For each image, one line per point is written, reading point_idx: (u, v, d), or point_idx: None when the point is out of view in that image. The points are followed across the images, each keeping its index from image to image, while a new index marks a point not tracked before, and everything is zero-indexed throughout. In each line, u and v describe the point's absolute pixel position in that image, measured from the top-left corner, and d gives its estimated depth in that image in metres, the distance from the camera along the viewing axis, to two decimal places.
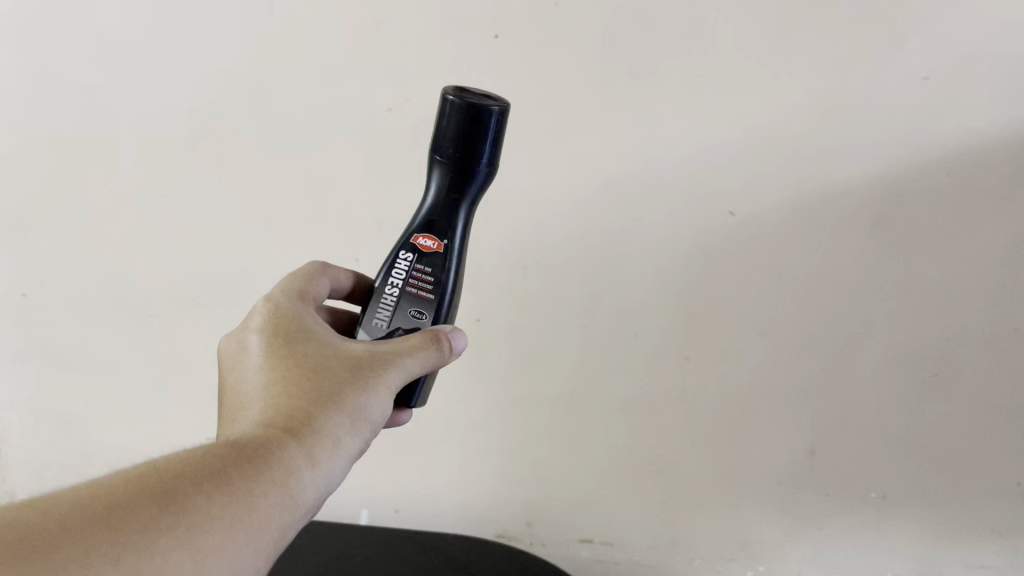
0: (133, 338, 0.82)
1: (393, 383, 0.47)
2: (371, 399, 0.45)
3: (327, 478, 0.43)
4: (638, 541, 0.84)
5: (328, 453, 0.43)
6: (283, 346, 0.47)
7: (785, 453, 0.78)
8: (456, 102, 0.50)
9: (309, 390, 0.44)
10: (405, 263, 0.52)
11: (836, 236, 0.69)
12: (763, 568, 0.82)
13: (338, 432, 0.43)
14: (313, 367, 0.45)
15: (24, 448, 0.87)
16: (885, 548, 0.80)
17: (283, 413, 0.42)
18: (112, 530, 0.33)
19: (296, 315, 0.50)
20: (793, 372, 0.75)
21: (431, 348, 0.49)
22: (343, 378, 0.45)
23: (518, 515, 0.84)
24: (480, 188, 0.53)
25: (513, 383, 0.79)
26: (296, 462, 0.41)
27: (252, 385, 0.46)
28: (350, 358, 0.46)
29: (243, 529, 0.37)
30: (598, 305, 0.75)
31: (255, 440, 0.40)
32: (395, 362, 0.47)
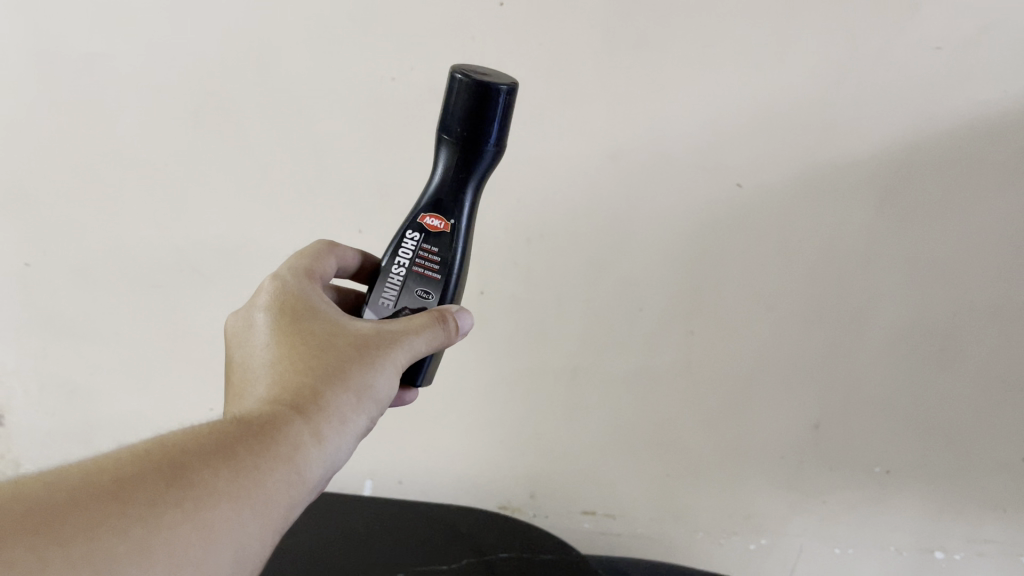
0: (135, 307, 0.82)
1: (398, 361, 0.47)
2: (377, 376, 0.46)
3: (334, 455, 0.43)
4: (642, 514, 0.85)
5: (336, 430, 0.43)
6: (290, 325, 0.47)
7: (789, 428, 0.78)
8: (463, 82, 0.50)
9: (316, 368, 0.44)
10: (411, 243, 0.54)
11: (844, 210, 0.69)
12: (765, 542, 0.83)
13: (345, 408, 0.44)
14: (319, 345, 0.45)
15: (29, 418, 0.88)
16: (887, 521, 0.81)
17: (291, 390, 0.43)
18: (122, 502, 0.32)
19: (302, 295, 0.50)
20: (798, 347, 0.75)
21: (437, 327, 0.50)
22: (350, 357, 0.45)
23: (522, 486, 0.85)
24: (489, 167, 0.53)
25: (517, 356, 0.79)
26: (304, 438, 0.41)
27: (259, 364, 0.46)
28: (356, 337, 0.46)
29: (252, 504, 0.36)
30: (603, 278, 0.74)
31: (263, 417, 0.40)
32: (400, 341, 0.48)
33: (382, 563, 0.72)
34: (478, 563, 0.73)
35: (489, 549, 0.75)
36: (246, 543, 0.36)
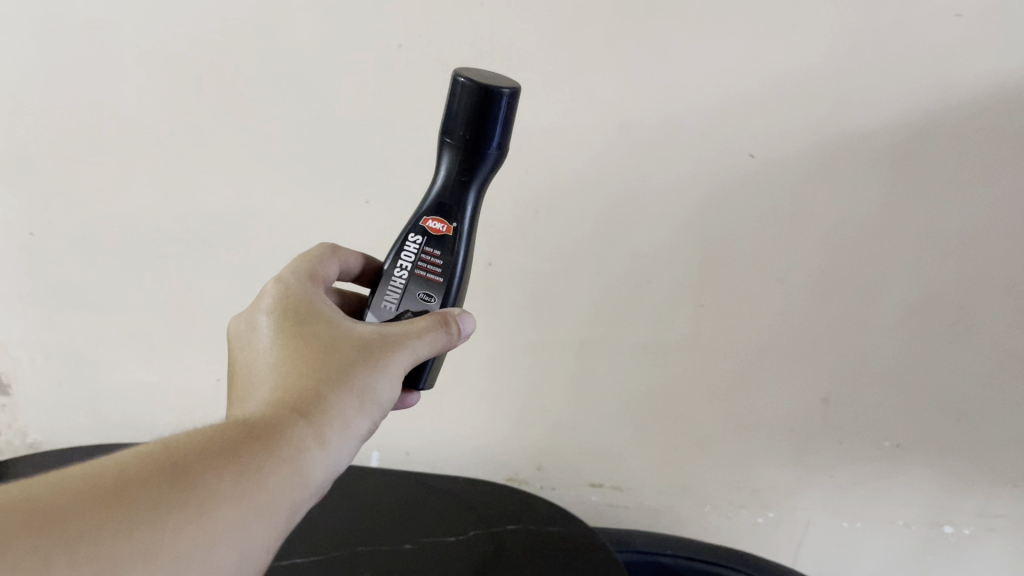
0: (141, 278, 0.81)
1: (401, 364, 0.46)
2: (381, 379, 0.45)
3: (336, 458, 0.42)
4: (649, 487, 0.84)
5: (338, 432, 0.42)
6: (296, 322, 0.46)
7: (799, 401, 0.78)
8: (466, 84, 0.49)
9: (319, 369, 0.43)
10: (414, 246, 0.53)
11: (859, 181, 0.67)
12: (773, 515, 0.83)
13: (348, 411, 0.43)
14: (323, 346, 0.44)
15: (35, 388, 0.88)
16: (896, 496, 0.80)
17: (295, 392, 0.42)
18: (124, 509, 0.32)
19: (306, 293, 0.49)
20: (809, 320, 0.74)
21: (440, 331, 0.49)
22: (355, 358, 0.44)
23: (529, 459, 0.85)
24: (491, 169, 0.53)
25: (524, 328, 0.78)
26: (306, 441, 0.40)
27: (262, 363, 0.45)
28: (361, 338, 0.46)
29: (253, 507, 0.36)
30: (612, 250, 0.73)
31: (266, 420, 0.40)
32: (405, 342, 0.47)
33: (389, 533, 0.71)
34: (486, 535, 0.71)
35: (496, 522, 0.73)
36: (245, 545, 0.36)
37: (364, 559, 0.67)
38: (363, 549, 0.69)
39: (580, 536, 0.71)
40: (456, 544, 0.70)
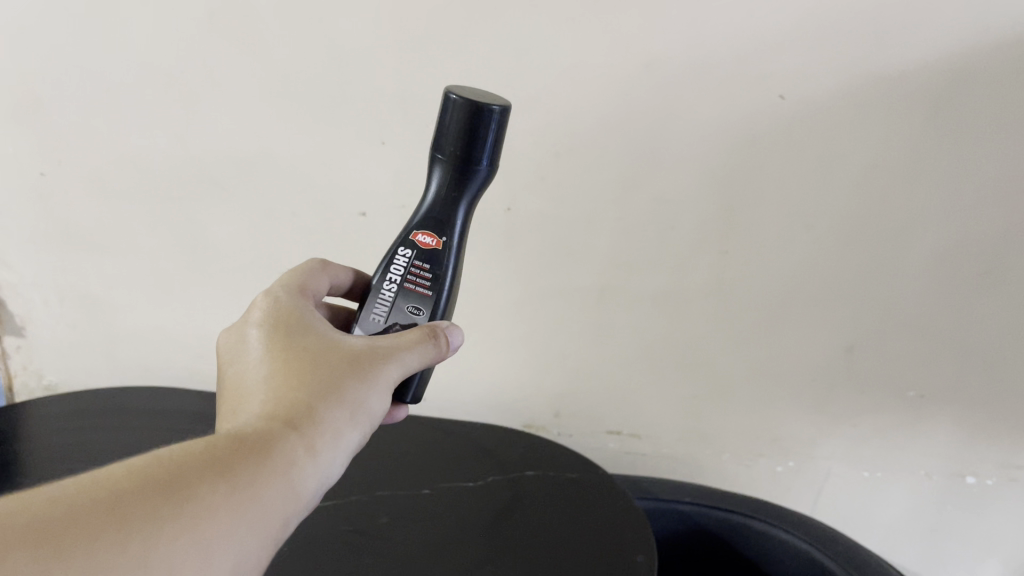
0: (153, 220, 0.80)
1: (390, 377, 0.46)
2: (371, 393, 0.44)
3: (326, 471, 0.41)
4: (668, 433, 0.84)
5: (329, 445, 0.42)
6: (285, 338, 0.46)
7: (821, 350, 0.76)
8: (456, 102, 0.50)
9: (309, 382, 0.43)
10: (403, 259, 0.54)
11: (891, 123, 0.65)
12: (793, 464, 0.82)
13: (338, 424, 0.42)
14: (313, 359, 0.44)
15: (48, 330, 0.87)
16: (919, 447, 0.79)
17: (284, 405, 0.41)
18: (120, 521, 0.31)
19: (297, 310, 0.48)
20: (834, 267, 0.72)
21: (429, 343, 0.49)
22: (345, 370, 0.44)
23: (546, 405, 0.84)
24: (481, 185, 0.54)
25: (542, 274, 0.76)
26: (297, 453, 0.39)
27: (252, 378, 0.44)
28: (350, 352, 0.45)
29: (244, 522, 0.35)
30: (634, 194, 0.71)
31: (257, 432, 0.39)
32: (394, 355, 0.47)
33: (407, 478, 0.71)
34: (504, 481, 0.71)
35: (515, 468, 0.73)
36: (237, 558, 0.35)
37: (382, 503, 0.67)
38: (381, 493, 0.68)
39: (599, 483, 0.71)
40: (474, 490, 0.70)
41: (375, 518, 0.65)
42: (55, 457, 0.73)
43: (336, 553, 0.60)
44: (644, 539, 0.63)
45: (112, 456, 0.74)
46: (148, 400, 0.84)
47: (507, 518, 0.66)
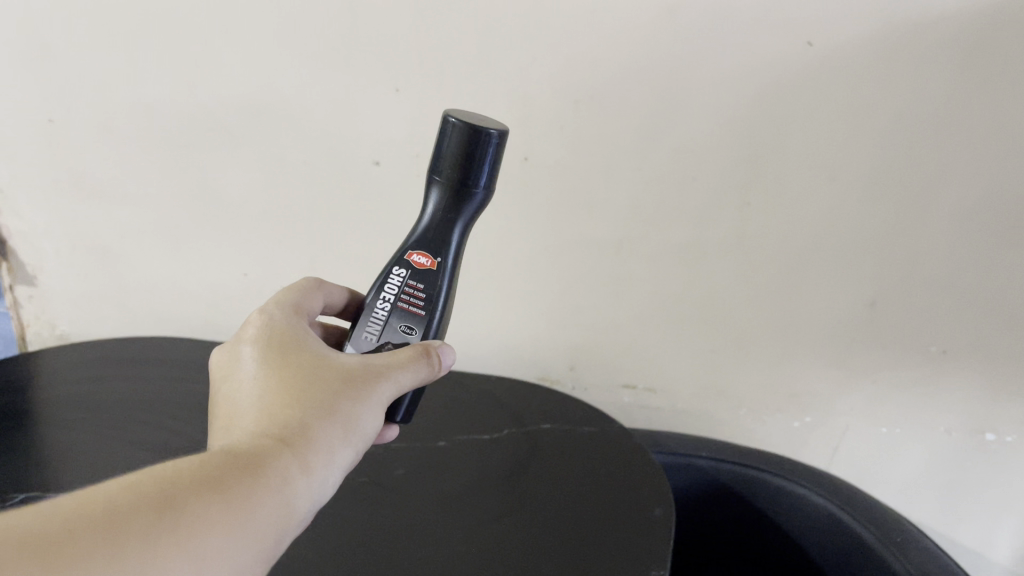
0: (163, 169, 0.78)
1: (384, 395, 0.45)
2: (365, 411, 0.43)
3: (320, 490, 0.40)
4: (685, 387, 0.83)
5: (323, 464, 0.40)
6: (279, 356, 0.44)
7: (843, 305, 0.75)
8: (456, 123, 0.50)
9: (302, 400, 0.41)
10: (397, 279, 0.52)
11: (921, 72, 0.63)
12: (810, 420, 0.81)
13: (332, 442, 0.41)
14: (306, 377, 0.43)
15: (60, 280, 0.86)
16: (939, 403, 0.78)
17: (277, 423, 0.40)
18: (113, 532, 0.30)
19: (290, 328, 0.47)
20: (858, 221, 0.71)
21: (423, 362, 0.48)
22: (339, 388, 0.43)
23: (562, 358, 0.84)
24: (478, 208, 0.53)
25: (559, 226, 0.75)
26: (291, 471, 0.38)
27: (244, 399, 0.43)
28: (344, 369, 0.44)
29: (238, 537, 0.34)
30: (655, 144, 0.70)
31: (249, 450, 0.37)
32: (387, 374, 0.45)
33: (422, 430, 0.70)
34: (520, 435, 0.70)
35: (532, 422, 0.72)
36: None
37: (398, 455, 0.67)
38: (396, 446, 0.68)
39: (616, 437, 0.70)
40: (491, 443, 0.69)
41: (391, 470, 0.65)
42: (69, 408, 0.72)
43: (353, 504, 0.60)
44: (662, 493, 0.62)
45: (127, 407, 0.74)
46: (161, 351, 0.84)
47: (523, 472, 0.65)
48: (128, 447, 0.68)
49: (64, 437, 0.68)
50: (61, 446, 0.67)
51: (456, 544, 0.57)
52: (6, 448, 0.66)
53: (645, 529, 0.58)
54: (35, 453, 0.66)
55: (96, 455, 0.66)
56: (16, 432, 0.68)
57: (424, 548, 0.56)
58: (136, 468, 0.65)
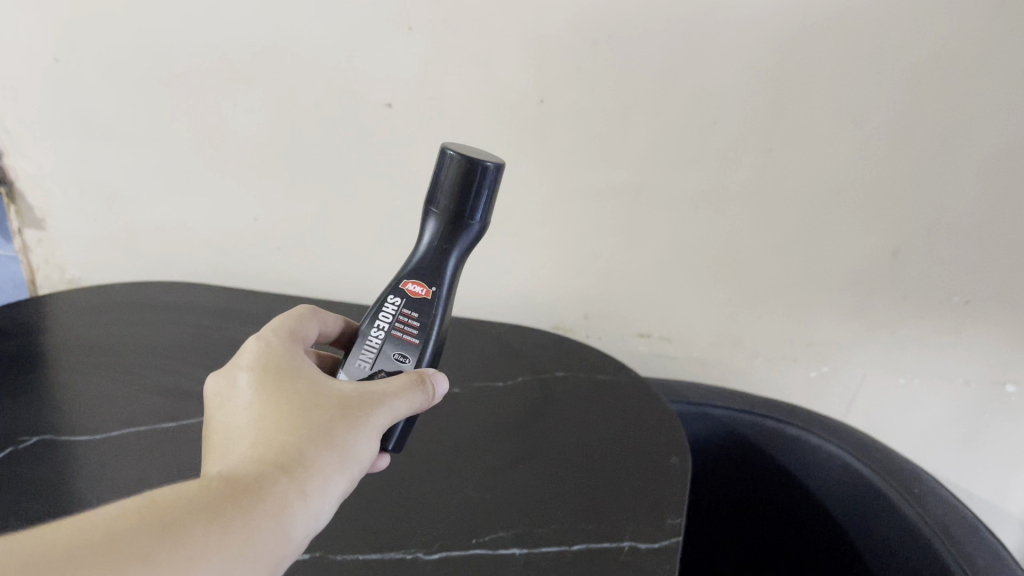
0: (171, 111, 0.77)
1: (381, 424, 0.42)
2: (363, 438, 0.41)
3: (318, 519, 0.37)
4: (700, 336, 0.82)
5: (321, 491, 0.37)
6: (273, 381, 0.42)
7: (865, 255, 0.74)
8: (456, 155, 0.49)
9: (298, 427, 0.39)
10: (392, 306, 0.50)
11: (956, 11, 0.61)
12: (827, 370, 0.81)
13: (330, 469, 0.38)
14: (303, 403, 0.41)
15: (68, 224, 0.85)
16: (959, 354, 0.77)
17: (273, 449, 0.37)
18: (114, 558, 0.27)
19: (285, 354, 0.45)
20: (883, 168, 0.69)
21: (418, 390, 0.46)
22: (337, 416, 0.40)
23: (576, 306, 0.83)
24: (472, 241, 0.52)
25: (576, 171, 0.74)
26: (290, 497, 0.35)
27: (237, 426, 0.40)
28: (341, 397, 0.42)
29: (236, 567, 0.31)
30: (676, 87, 0.68)
31: (244, 475, 0.35)
32: (385, 402, 0.43)
33: None
34: (534, 382, 0.70)
35: (546, 369, 0.72)
36: None
37: None
38: None
39: (631, 385, 0.69)
40: (505, 391, 0.69)
41: None
42: (81, 351, 0.72)
43: None
44: (678, 442, 0.62)
45: (138, 351, 0.73)
46: (172, 296, 0.83)
47: (538, 419, 0.65)
48: (140, 391, 0.67)
49: (76, 380, 0.68)
50: (74, 389, 0.67)
51: (471, 490, 0.57)
52: (18, 390, 0.66)
53: (661, 477, 0.58)
54: (47, 395, 0.66)
55: (108, 399, 0.66)
56: (28, 374, 0.68)
57: (440, 494, 0.56)
58: (149, 412, 0.65)
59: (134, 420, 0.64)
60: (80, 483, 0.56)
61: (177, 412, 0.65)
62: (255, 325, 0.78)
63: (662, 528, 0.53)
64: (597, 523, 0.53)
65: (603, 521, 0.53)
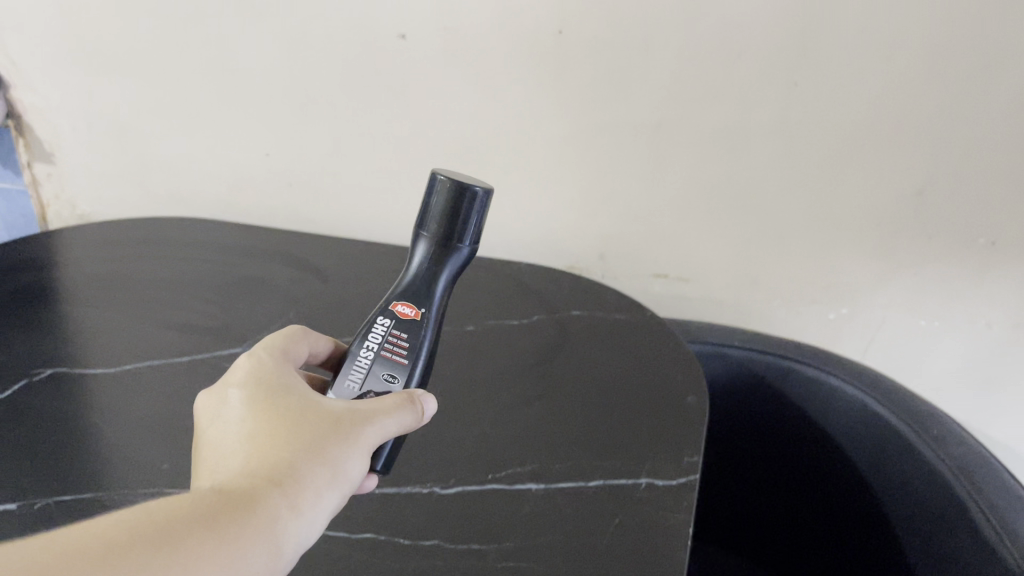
0: (179, 42, 0.75)
1: (373, 441, 0.40)
2: (353, 455, 0.39)
3: (305, 540, 0.36)
4: (718, 277, 0.81)
5: (310, 511, 0.36)
6: (265, 393, 0.40)
7: (889, 193, 0.72)
8: (447, 179, 0.49)
9: (287, 443, 0.37)
10: (382, 326, 0.47)
11: None
12: (846, 312, 0.80)
13: (319, 487, 0.37)
14: (293, 417, 0.39)
15: (78, 159, 0.85)
16: (984, 299, 0.75)
17: (260, 468, 0.36)
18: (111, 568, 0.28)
19: (279, 367, 0.43)
20: (911, 104, 0.67)
21: (409, 410, 0.43)
22: (328, 432, 0.38)
23: (592, 246, 0.82)
24: (461, 266, 0.51)
25: (594, 106, 0.72)
26: (275, 519, 0.34)
27: (226, 442, 0.38)
28: (334, 412, 0.40)
29: None
30: (698, 18, 0.65)
31: (228, 496, 0.34)
32: (380, 418, 0.41)
33: (450, 315, 0.69)
34: (550, 321, 0.69)
35: (562, 308, 0.71)
36: None
37: None
38: None
39: (648, 324, 0.69)
40: (521, 329, 0.68)
41: None
42: (93, 286, 0.72)
43: None
44: (695, 380, 0.61)
45: (150, 286, 0.73)
46: (183, 232, 0.82)
47: (555, 356, 0.64)
48: (153, 325, 0.67)
49: (89, 315, 0.68)
50: (87, 324, 0.67)
51: (488, 426, 0.56)
52: (30, 323, 0.66)
53: (679, 415, 0.57)
54: (60, 329, 0.66)
55: (121, 333, 0.66)
56: (40, 308, 0.68)
57: (457, 430, 0.56)
58: (163, 345, 0.65)
59: (148, 354, 0.63)
60: (96, 417, 0.56)
61: (191, 345, 0.65)
62: (268, 261, 0.77)
63: (680, 465, 0.52)
64: (614, 459, 0.53)
65: (621, 457, 0.53)
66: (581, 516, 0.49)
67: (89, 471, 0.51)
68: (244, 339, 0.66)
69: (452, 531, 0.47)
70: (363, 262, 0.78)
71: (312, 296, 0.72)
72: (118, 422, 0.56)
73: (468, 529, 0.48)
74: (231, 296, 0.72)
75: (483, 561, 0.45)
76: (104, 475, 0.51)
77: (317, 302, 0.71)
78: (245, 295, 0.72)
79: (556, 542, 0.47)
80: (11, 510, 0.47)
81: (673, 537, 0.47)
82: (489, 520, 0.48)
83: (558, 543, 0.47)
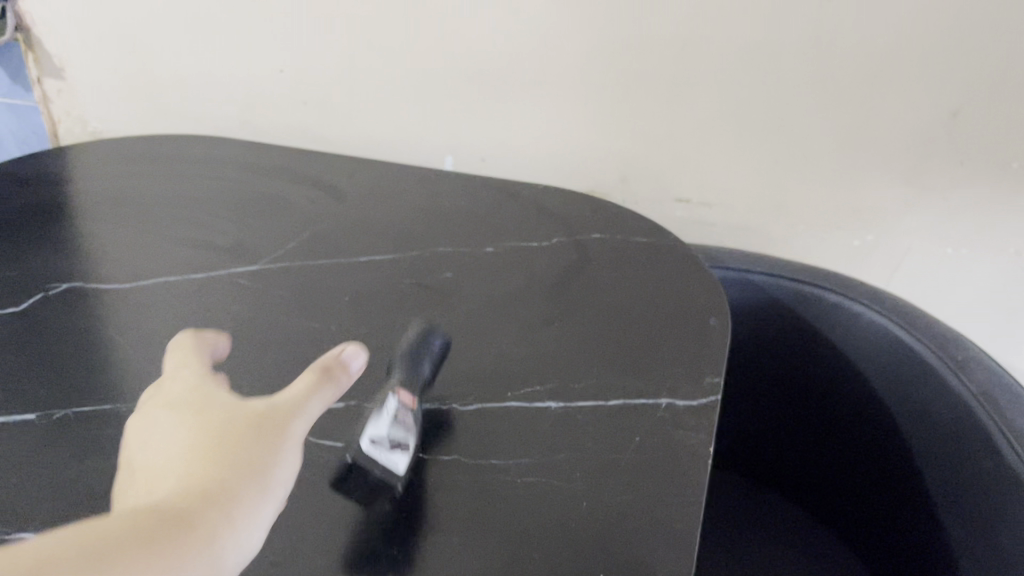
0: None
1: (301, 435, 0.37)
2: (284, 454, 0.36)
3: (250, 546, 0.33)
4: (741, 202, 0.79)
5: (250, 517, 0.33)
6: (178, 415, 0.37)
7: (923, 114, 0.70)
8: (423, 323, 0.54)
9: (213, 455, 0.34)
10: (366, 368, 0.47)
11: None
12: (872, 239, 0.78)
13: (257, 492, 0.34)
14: (216, 428, 0.35)
15: (87, 74, 0.84)
16: (1015, 224, 0.73)
17: (186, 484, 0.32)
18: None
19: (186, 386, 0.39)
20: (951, 21, 0.64)
21: (328, 387, 0.40)
22: (254, 436, 0.35)
23: (614, 169, 0.80)
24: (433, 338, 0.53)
25: (618, 21, 0.69)
26: (215, 529, 0.31)
27: (142, 469, 0.35)
28: (257, 411, 0.37)
29: None
30: None
31: (161, 510, 0.30)
32: (302, 409, 0.38)
33: (468, 236, 0.68)
34: (570, 243, 0.68)
35: (582, 231, 0.70)
36: None
37: (445, 259, 0.65)
38: (444, 250, 0.66)
39: (670, 246, 0.67)
40: (540, 250, 0.67)
41: (438, 274, 0.63)
42: (107, 204, 0.71)
43: (402, 306, 0.60)
44: (718, 302, 0.60)
45: (163, 204, 0.72)
46: (196, 149, 0.81)
47: (576, 278, 0.63)
48: (167, 242, 0.66)
49: (103, 232, 0.67)
50: (101, 240, 0.66)
51: (508, 346, 0.56)
52: (44, 240, 0.66)
53: (701, 337, 0.56)
54: (75, 245, 0.65)
55: (136, 250, 0.65)
56: (54, 225, 0.68)
57: (476, 350, 0.55)
58: (178, 262, 0.64)
59: (163, 270, 0.63)
60: (113, 332, 0.56)
61: (206, 262, 0.64)
62: (283, 180, 0.76)
63: (702, 386, 0.52)
64: (634, 379, 0.53)
65: (641, 377, 0.53)
66: (601, 434, 0.48)
67: (107, 385, 0.51)
68: (259, 257, 0.65)
69: (472, 447, 0.48)
70: (380, 181, 0.77)
71: (328, 216, 0.71)
72: (135, 337, 0.56)
73: (488, 446, 0.48)
74: (245, 214, 0.71)
75: (503, 476, 0.46)
76: (122, 388, 0.51)
77: (333, 222, 0.70)
78: (260, 214, 0.71)
79: (575, 458, 0.47)
80: (31, 421, 0.48)
81: (694, 456, 0.47)
82: (508, 437, 0.48)
83: (577, 461, 0.47)
